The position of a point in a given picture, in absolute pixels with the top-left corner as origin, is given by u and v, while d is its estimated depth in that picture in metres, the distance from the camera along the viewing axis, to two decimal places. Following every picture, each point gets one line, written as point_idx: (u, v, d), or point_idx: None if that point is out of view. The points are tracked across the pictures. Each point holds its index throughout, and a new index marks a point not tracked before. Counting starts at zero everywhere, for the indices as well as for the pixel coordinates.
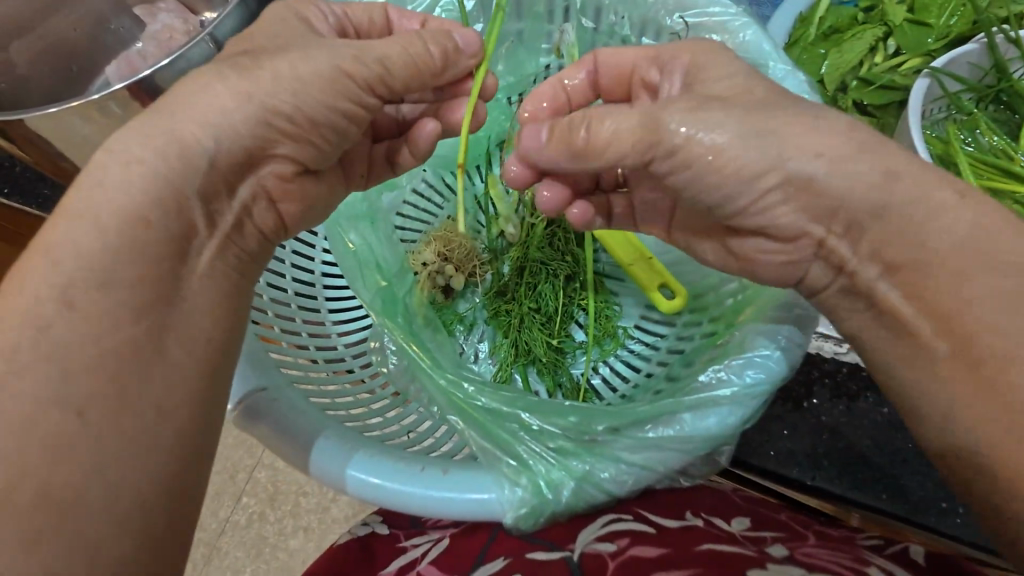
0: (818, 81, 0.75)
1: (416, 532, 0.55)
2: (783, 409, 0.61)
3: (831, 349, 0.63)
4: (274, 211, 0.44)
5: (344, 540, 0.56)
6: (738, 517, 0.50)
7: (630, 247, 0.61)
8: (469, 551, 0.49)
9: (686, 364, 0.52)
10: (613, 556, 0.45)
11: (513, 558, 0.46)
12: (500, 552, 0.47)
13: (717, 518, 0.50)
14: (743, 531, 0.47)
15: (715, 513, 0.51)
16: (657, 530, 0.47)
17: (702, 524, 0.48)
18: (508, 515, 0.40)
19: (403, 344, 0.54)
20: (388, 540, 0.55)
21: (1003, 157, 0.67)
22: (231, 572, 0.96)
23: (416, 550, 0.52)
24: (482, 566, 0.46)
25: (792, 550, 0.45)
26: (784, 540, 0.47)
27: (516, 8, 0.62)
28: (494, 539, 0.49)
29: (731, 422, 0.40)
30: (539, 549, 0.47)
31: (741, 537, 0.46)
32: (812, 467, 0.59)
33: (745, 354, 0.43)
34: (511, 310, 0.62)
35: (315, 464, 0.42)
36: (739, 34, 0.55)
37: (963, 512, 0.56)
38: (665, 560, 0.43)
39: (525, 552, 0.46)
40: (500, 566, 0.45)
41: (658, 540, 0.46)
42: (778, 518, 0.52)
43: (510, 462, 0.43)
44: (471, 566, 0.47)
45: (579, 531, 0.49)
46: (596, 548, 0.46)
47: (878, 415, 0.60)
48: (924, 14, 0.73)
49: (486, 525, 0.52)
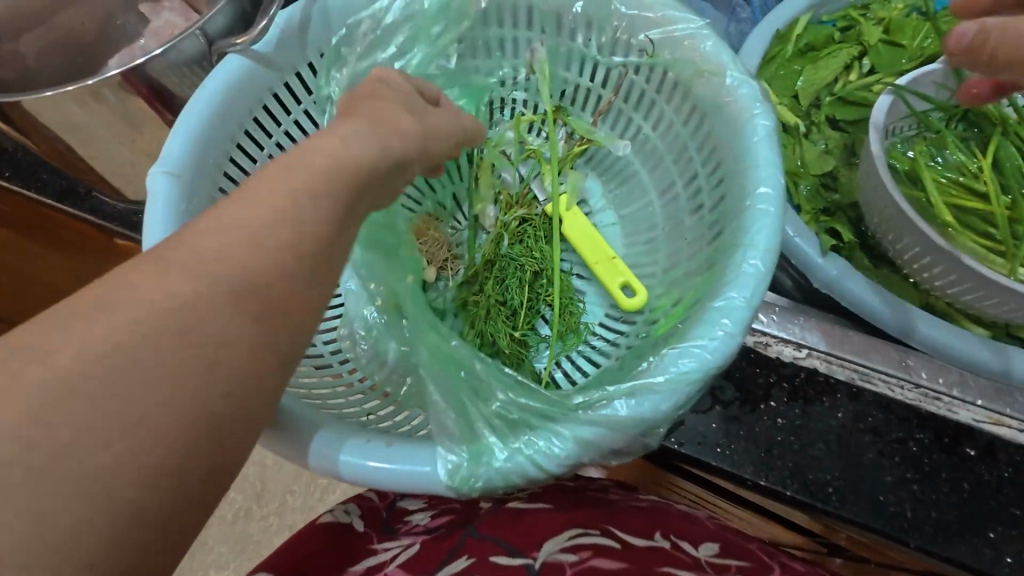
0: (794, 96, 0.79)
1: (389, 538, 0.56)
2: (740, 411, 0.62)
3: (790, 353, 0.64)
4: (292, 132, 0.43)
5: (326, 519, 0.58)
6: (707, 541, 0.52)
7: (595, 248, 0.65)
8: (437, 553, 0.52)
9: (636, 356, 0.54)
10: (572, 565, 0.49)
11: (476, 562, 0.50)
12: (465, 553, 0.51)
13: (685, 542, 0.51)
14: (709, 558, 0.50)
15: (684, 536, 0.52)
16: (621, 546, 0.50)
17: (668, 547, 0.51)
18: (445, 483, 0.42)
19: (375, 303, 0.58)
20: (360, 539, 0.56)
21: (967, 173, 0.71)
22: (214, 569, 0.98)
23: (386, 553, 0.54)
24: (446, 568, 0.50)
25: None
26: (748, 572, 0.49)
27: (487, 19, 0.67)
28: (462, 544, 0.52)
29: (663, 408, 0.43)
30: (502, 553, 0.51)
31: (705, 565, 0.49)
32: (764, 468, 0.60)
33: (682, 344, 0.44)
34: (477, 302, 0.65)
35: (274, 439, 0.44)
36: (699, 44, 0.57)
37: (911, 516, 0.57)
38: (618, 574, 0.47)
39: (488, 557, 0.50)
40: (463, 568, 0.50)
41: (620, 555, 0.49)
42: (749, 547, 0.52)
43: (454, 429, 0.46)
44: (436, 567, 0.50)
45: (546, 540, 0.51)
46: (557, 558, 0.49)
47: (833, 419, 0.61)
48: (897, 36, 0.79)
49: (457, 532, 0.54)
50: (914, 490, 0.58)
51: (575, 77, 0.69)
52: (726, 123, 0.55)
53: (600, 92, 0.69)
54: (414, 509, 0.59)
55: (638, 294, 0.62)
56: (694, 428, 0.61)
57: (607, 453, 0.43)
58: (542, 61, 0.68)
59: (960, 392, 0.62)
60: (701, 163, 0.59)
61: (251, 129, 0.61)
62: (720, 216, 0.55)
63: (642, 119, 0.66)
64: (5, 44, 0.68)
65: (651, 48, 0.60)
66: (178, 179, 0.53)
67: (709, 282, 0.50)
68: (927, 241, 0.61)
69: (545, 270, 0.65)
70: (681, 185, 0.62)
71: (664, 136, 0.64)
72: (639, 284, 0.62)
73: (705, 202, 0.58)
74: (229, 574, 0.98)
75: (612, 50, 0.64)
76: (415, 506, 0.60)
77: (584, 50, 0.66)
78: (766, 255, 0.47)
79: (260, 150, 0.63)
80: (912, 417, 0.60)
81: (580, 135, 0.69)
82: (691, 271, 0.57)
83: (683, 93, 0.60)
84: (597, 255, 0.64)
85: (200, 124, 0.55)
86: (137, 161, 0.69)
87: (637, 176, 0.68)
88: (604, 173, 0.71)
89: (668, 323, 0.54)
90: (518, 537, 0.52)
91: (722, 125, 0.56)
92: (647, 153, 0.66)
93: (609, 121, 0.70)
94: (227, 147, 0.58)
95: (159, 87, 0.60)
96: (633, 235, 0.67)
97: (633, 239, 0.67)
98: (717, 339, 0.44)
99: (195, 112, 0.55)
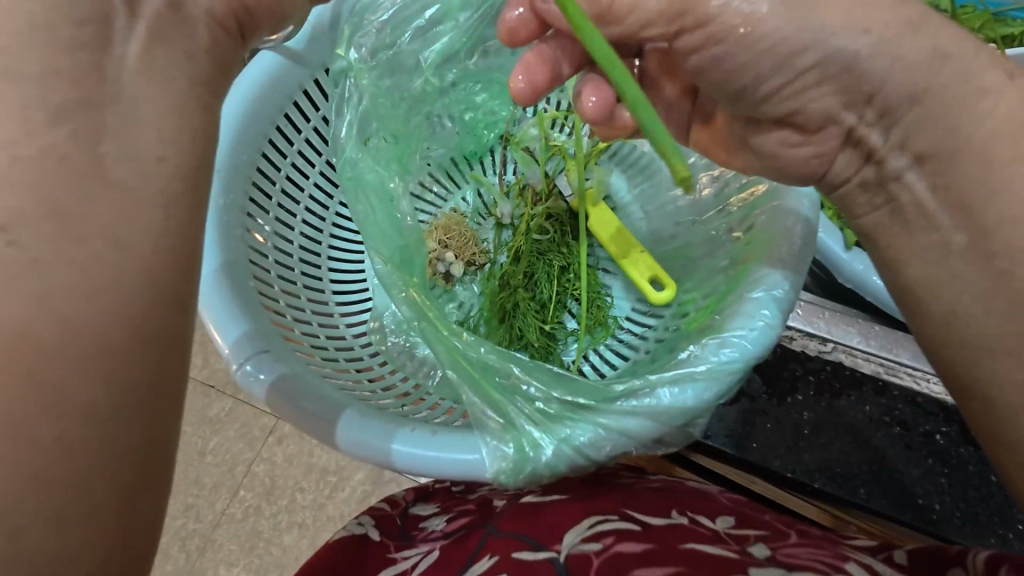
0: None
1: (406, 544, 0.57)
2: (767, 404, 0.62)
3: (816, 348, 0.65)
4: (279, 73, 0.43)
5: (340, 534, 0.58)
6: (723, 515, 0.52)
7: (622, 242, 0.65)
8: (459, 554, 0.51)
9: (668, 349, 0.55)
10: (597, 554, 0.47)
11: (501, 558, 0.48)
12: (487, 553, 0.50)
13: (702, 516, 0.51)
14: (727, 529, 0.49)
15: (700, 512, 0.52)
16: (643, 528, 0.49)
17: (686, 522, 0.50)
18: (492, 472, 0.43)
19: (407, 295, 0.57)
20: (379, 546, 0.57)
21: None
22: (224, 565, 0.99)
23: (406, 562, 0.54)
24: (472, 568, 0.49)
25: (774, 550, 0.46)
26: (766, 539, 0.48)
27: None
28: (482, 544, 0.51)
29: (707, 396, 0.44)
30: (525, 548, 0.49)
31: (725, 535, 0.48)
32: (792, 460, 0.60)
33: (722, 335, 0.45)
34: (506, 296, 0.65)
35: (322, 427, 0.45)
36: None
37: (938, 508, 0.58)
38: (647, 556, 0.45)
39: (511, 553, 0.48)
40: (488, 567, 0.48)
41: (643, 536, 0.48)
42: (763, 518, 0.52)
43: (497, 419, 0.47)
44: (461, 569, 0.49)
45: (566, 532, 0.50)
46: (582, 548, 0.48)
47: (860, 412, 0.62)
48: None
49: (475, 533, 0.54)
50: (941, 483, 0.58)
51: None
52: None
53: None
54: (426, 514, 0.61)
55: (666, 289, 0.61)
56: (721, 421, 0.62)
57: (649, 442, 0.44)
58: None
59: None
60: (731, 159, 0.60)
61: (281, 124, 0.61)
62: (750, 210, 0.55)
63: None
64: None
65: None
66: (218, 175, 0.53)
67: (742, 274, 0.51)
68: None
69: (572, 266, 0.66)
70: (708, 179, 0.63)
71: None
72: (667, 277, 0.62)
73: (733, 196, 0.59)
74: (239, 570, 0.99)
75: None
76: (427, 511, 0.62)
77: None
78: (802, 248, 0.49)
79: (290, 145, 0.62)
80: (938, 410, 0.61)
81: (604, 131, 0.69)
82: (720, 266, 0.57)
83: None
84: (623, 248, 0.65)
85: (237, 121, 0.55)
86: None
87: (661, 173, 0.68)
88: (628, 169, 0.71)
89: (700, 317, 0.55)
90: (539, 530, 0.51)
91: None
92: None
93: None
94: (259, 142, 0.58)
95: None
96: (658, 231, 0.68)
97: (658, 234, 0.68)
98: (756, 330, 0.45)
99: (231, 106, 0.56)
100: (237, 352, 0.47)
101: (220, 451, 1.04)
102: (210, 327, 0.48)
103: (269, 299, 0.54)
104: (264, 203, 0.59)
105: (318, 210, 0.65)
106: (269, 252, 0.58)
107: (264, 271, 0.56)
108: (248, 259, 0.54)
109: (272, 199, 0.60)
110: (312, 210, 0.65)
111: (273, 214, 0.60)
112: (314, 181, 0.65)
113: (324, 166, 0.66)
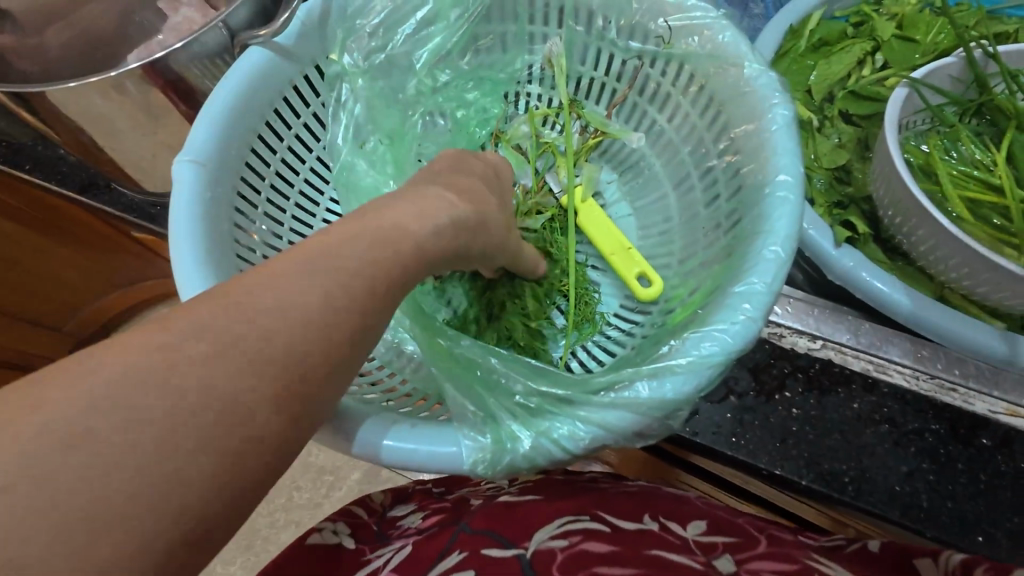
0: (808, 90, 0.80)
1: (381, 545, 0.57)
2: (755, 401, 0.62)
3: (806, 345, 0.65)
4: None
5: (313, 538, 0.58)
6: (695, 519, 0.51)
7: (610, 238, 0.65)
8: (430, 550, 0.51)
9: (654, 344, 0.55)
10: (563, 550, 0.47)
11: (468, 555, 0.48)
12: (458, 547, 0.50)
13: (673, 522, 0.51)
14: (697, 536, 0.49)
15: (672, 517, 0.51)
16: (612, 529, 0.49)
17: (657, 529, 0.50)
18: (471, 463, 0.43)
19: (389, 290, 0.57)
20: (355, 554, 0.56)
21: (983, 168, 0.71)
22: (221, 563, 0.99)
23: (379, 560, 0.54)
24: (438, 565, 0.48)
25: (738, 564, 0.46)
26: (736, 548, 0.48)
27: (501, 11, 0.67)
28: (453, 541, 0.51)
29: (685, 389, 0.43)
30: (495, 545, 0.49)
31: (695, 545, 0.48)
32: (780, 458, 0.60)
33: (703, 329, 0.45)
34: (493, 292, 0.65)
35: None
36: (718, 35, 0.57)
37: (926, 505, 0.57)
38: (611, 557, 0.46)
39: (481, 549, 0.48)
40: (456, 562, 0.48)
41: (611, 538, 0.48)
42: (737, 522, 0.52)
43: (478, 413, 0.47)
44: (430, 565, 0.49)
45: (537, 530, 0.50)
46: (549, 544, 0.48)
47: (848, 409, 0.61)
48: (910, 31, 0.79)
49: (449, 529, 0.53)
50: (929, 480, 0.58)
51: (590, 70, 0.69)
52: (745, 112, 0.55)
53: (615, 85, 0.69)
54: (404, 514, 0.62)
55: (653, 284, 0.61)
56: (710, 419, 0.62)
57: (630, 435, 0.44)
58: (558, 54, 0.67)
59: (977, 383, 0.63)
60: (718, 154, 0.59)
61: (272, 120, 0.61)
62: (737, 205, 0.55)
63: (657, 113, 0.67)
64: (30, 36, 0.71)
65: (668, 35, 0.60)
66: (206, 169, 0.53)
67: (727, 270, 0.51)
68: (943, 230, 0.61)
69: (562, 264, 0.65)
70: (698, 175, 0.63)
71: (680, 129, 0.64)
72: (654, 273, 0.62)
73: (721, 194, 0.59)
74: (235, 568, 0.98)
75: (629, 38, 0.63)
76: (404, 512, 0.62)
77: (602, 43, 0.66)
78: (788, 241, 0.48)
79: (280, 141, 0.63)
80: (928, 408, 0.60)
81: (594, 127, 0.69)
82: (707, 262, 0.57)
83: (699, 86, 0.60)
84: (610, 246, 0.65)
85: (224, 117, 0.55)
86: (160, 156, 0.70)
87: (654, 172, 0.68)
88: (620, 166, 0.71)
89: (686, 312, 0.55)
90: (510, 529, 0.51)
91: (742, 115, 0.55)
92: (665, 149, 0.67)
93: (624, 114, 0.70)
94: (249, 138, 0.58)
95: (180, 80, 0.61)
96: (649, 228, 0.68)
97: (649, 231, 0.68)
98: (737, 324, 0.44)
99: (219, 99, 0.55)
100: None
101: None
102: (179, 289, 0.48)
103: None
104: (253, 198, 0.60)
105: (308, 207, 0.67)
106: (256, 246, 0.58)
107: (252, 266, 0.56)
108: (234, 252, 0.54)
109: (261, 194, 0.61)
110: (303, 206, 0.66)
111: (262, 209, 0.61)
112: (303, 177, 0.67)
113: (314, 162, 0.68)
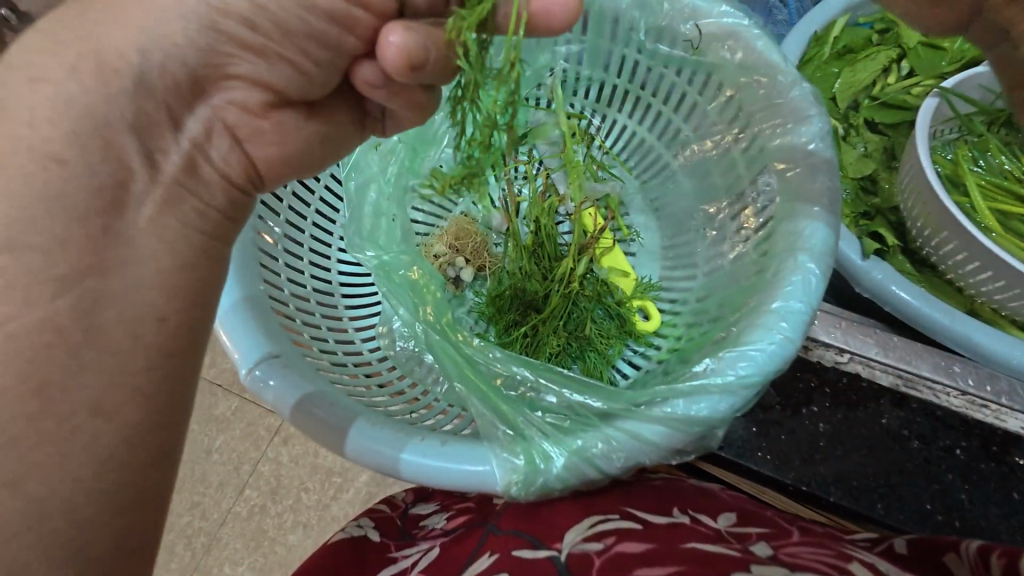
0: (830, 98, 0.78)
1: (406, 544, 0.55)
2: (781, 415, 0.61)
3: (832, 358, 0.63)
4: (238, 153, 0.40)
5: (338, 536, 0.56)
6: (724, 511, 0.49)
7: None
8: (460, 554, 0.49)
9: (683, 360, 0.55)
10: (598, 553, 0.44)
11: (500, 557, 0.46)
12: (487, 550, 0.48)
13: (702, 514, 0.49)
14: (729, 527, 0.46)
15: (701, 510, 0.49)
16: (644, 526, 0.47)
17: (688, 521, 0.47)
18: (503, 484, 0.44)
19: (417, 310, 0.59)
20: (378, 548, 0.55)
21: (1012, 180, 0.70)
22: (229, 564, 0.98)
23: (406, 560, 0.52)
24: (470, 567, 0.47)
25: (776, 549, 0.43)
26: (770, 538, 0.45)
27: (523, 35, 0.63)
28: (482, 543, 0.49)
29: (721, 409, 0.44)
30: (524, 546, 0.47)
31: (727, 535, 0.46)
32: (809, 473, 0.59)
33: (738, 348, 0.45)
34: (515, 305, 0.64)
35: (332, 438, 0.45)
36: (749, 44, 0.57)
37: (962, 524, 0.56)
38: (647, 557, 0.43)
39: (512, 550, 0.47)
40: (488, 565, 0.46)
41: (644, 535, 0.46)
42: (764, 513, 0.49)
43: (507, 430, 0.48)
44: (460, 569, 0.47)
45: (566, 531, 0.48)
46: (582, 548, 0.45)
47: (879, 424, 0.60)
48: (937, 39, 0.76)
49: (476, 531, 0.52)
50: (963, 498, 0.57)
51: (614, 76, 0.68)
52: (782, 124, 0.55)
53: (639, 94, 0.67)
54: (427, 513, 0.60)
55: (651, 319, 0.64)
56: (735, 432, 0.61)
57: (667, 452, 0.44)
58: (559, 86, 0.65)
59: (1009, 400, 0.61)
60: (748, 164, 0.59)
61: None
62: (771, 218, 0.55)
63: (682, 121, 0.66)
64: None
65: (697, 41, 0.59)
66: None
67: (757, 285, 0.51)
68: (972, 241, 0.59)
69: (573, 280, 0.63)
70: (727, 204, 0.62)
71: (708, 141, 0.63)
72: (654, 308, 0.65)
73: (750, 207, 0.59)
74: (244, 569, 0.98)
75: (655, 41, 0.62)
76: (427, 510, 0.60)
77: (627, 47, 0.64)
78: (823, 256, 0.48)
79: None
80: (960, 424, 0.60)
81: (610, 154, 0.68)
82: (735, 275, 0.57)
83: (728, 96, 0.60)
84: None
85: None
86: None
87: (679, 186, 0.67)
88: (649, 178, 0.70)
89: (713, 329, 0.55)
90: (538, 528, 0.49)
91: (770, 118, 0.56)
92: (692, 160, 0.65)
93: (648, 122, 0.69)
94: None
95: None
96: (673, 236, 0.68)
97: (674, 240, 0.68)
98: (774, 344, 0.44)
99: None
100: (247, 356, 0.46)
101: (226, 450, 1.04)
102: (224, 339, 0.47)
103: (286, 319, 0.53)
104: (275, 207, 0.59)
105: (329, 213, 0.65)
106: (278, 255, 0.57)
107: (275, 274, 0.56)
108: (259, 262, 0.54)
109: (283, 202, 0.60)
110: (324, 213, 0.65)
111: (284, 216, 0.60)
112: (325, 184, 0.65)
113: (335, 169, 0.66)
